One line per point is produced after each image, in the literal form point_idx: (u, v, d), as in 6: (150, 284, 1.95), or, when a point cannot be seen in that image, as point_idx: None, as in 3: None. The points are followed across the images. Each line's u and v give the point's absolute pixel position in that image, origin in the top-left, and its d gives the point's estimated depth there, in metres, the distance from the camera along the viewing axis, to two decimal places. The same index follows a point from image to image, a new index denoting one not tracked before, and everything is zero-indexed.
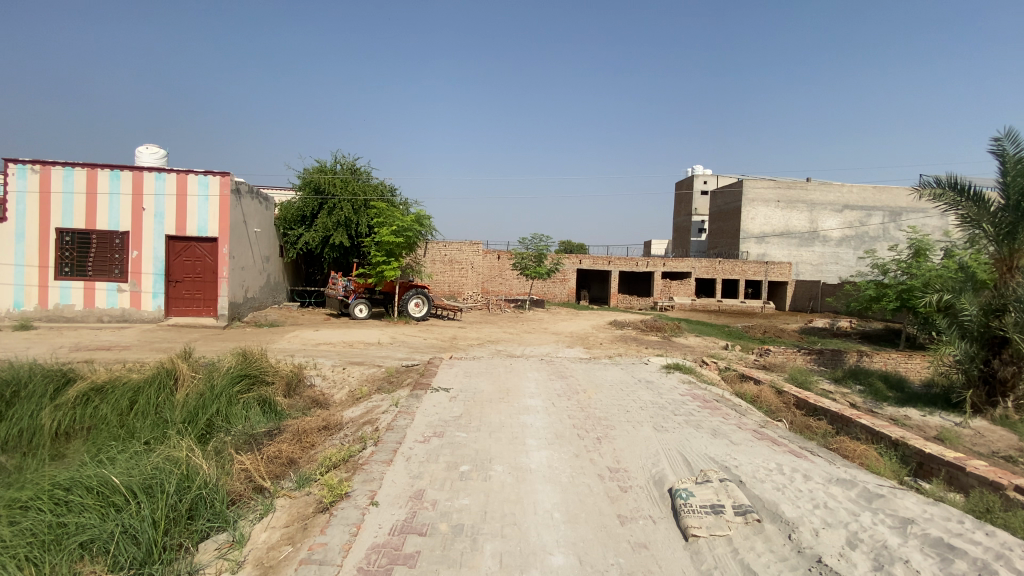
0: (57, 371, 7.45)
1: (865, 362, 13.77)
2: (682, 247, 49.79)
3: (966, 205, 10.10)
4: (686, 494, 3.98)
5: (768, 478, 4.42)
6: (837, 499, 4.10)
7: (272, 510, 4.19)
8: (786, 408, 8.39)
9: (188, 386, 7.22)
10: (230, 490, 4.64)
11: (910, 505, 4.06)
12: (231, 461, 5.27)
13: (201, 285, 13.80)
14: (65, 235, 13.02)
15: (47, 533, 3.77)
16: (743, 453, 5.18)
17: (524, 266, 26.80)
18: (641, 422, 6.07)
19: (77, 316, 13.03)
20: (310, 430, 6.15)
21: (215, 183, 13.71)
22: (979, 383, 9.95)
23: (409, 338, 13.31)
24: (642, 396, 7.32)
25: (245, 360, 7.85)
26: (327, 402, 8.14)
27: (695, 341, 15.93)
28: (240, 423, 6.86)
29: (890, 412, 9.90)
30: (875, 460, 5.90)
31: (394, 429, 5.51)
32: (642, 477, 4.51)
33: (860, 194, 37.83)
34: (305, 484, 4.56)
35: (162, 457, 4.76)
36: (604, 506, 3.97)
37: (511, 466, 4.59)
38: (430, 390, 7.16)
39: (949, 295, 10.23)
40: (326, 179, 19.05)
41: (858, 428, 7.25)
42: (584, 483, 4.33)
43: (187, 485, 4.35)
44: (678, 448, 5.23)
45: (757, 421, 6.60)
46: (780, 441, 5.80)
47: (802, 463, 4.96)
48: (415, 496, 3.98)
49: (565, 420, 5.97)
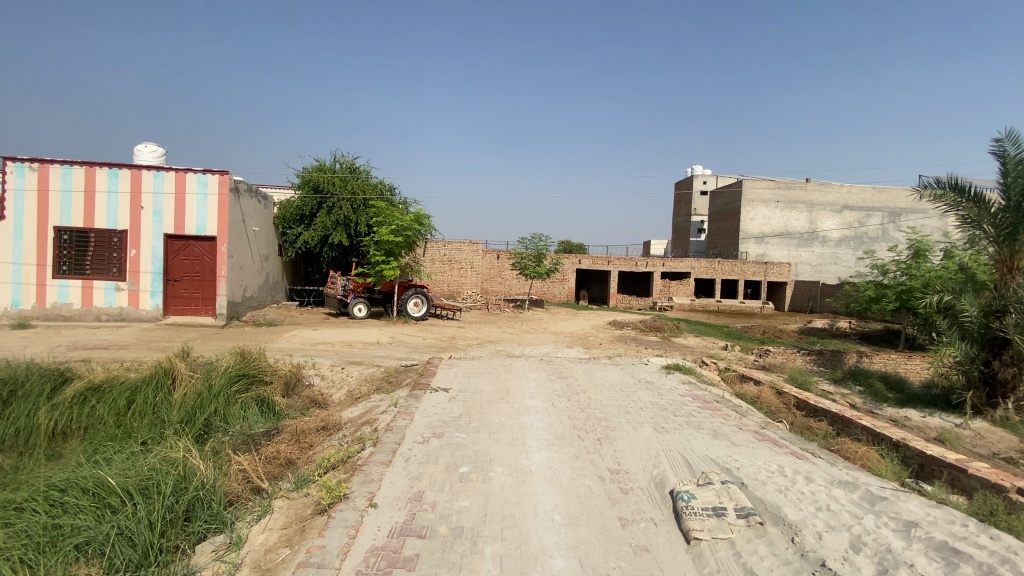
0: (54, 370, 7.40)
1: (865, 363, 13.74)
2: (682, 247, 49.77)
3: (967, 206, 10.07)
4: (688, 496, 3.94)
5: (769, 480, 4.39)
6: (840, 501, 4.07)
7: (270, 512, 4.15)
8: (786, 409, 8.35)
9: (186, 385, 7.16)
10: (228, 491, 4.60)
11: (914, 508, 4.03)
12: (229, 462, 5.22)
13: (199, 284, 13.74)
14: (63, 233, 12.96)
15: (42, 535, 3.73)
16: (744, 454, 5.15)
17: (524, 266, 26.99)
18: (642, 423, 6.03)
19: (74, 315, 12.97)
20: (308, 431, 6.11)
21: (213, 182, 13.66)
22: (979, 384, 9.91)
23: (408, 338, 13.27)
24: (642, 397, 7.29)
25: (243, 360, 7.80)
26: (325, 402, 8.09)
27: (695, 342, 15.89)
28: (238, 423, 6.81)
29: (890, 413, 9.87)
30: (877, 462, 5.88)
31: (393, 430, 5.47)
32: (643, 478, 4.48)
33: (860, 194, 37.83)
34: (303, 485, 4.52)
35: (158, 458, 4.71)
36: (605, 508, 3.93)
37: (511, 468, 4.55)
38: (429, 390, 7.12)
39: (950, 296, 10.20)
40: (325, 178, 19.00)
41: (859, 429, 7.22)
42: (584, 484, 4.29)
43: (184, 486, 4.30)
44: (679, 449, 5.19)
45: (758, 422, 6.57)
46: (782, 442, 5.77)
47: (804, 465, 4.93)
48: (414, 498, 3.94)
49: (565, 421, 5.93)
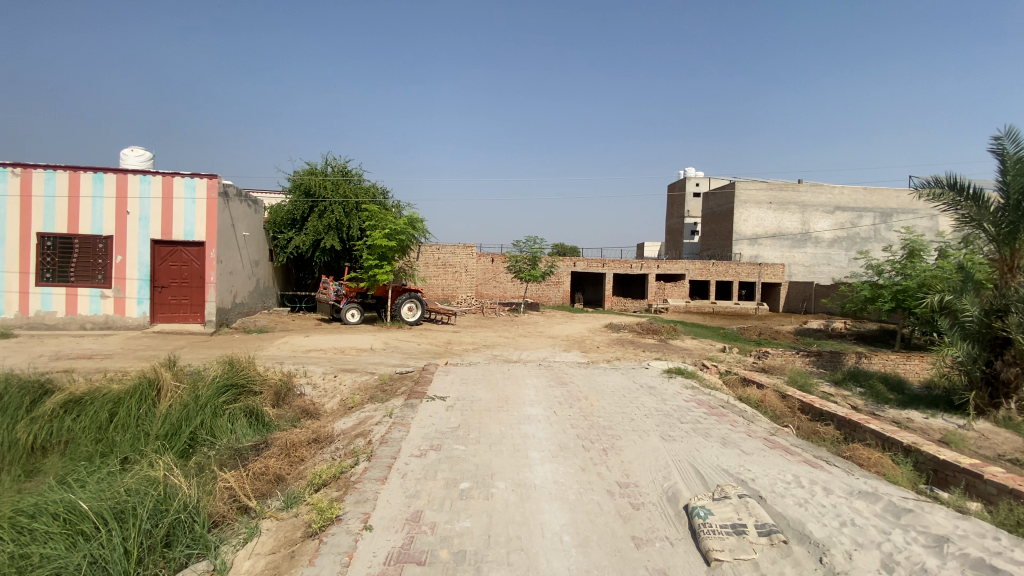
0: (35, 382, 7.13)
1: (864, 364, 13.58)
2: (676, 249, 49.71)
3: (966, 205, 9.95)
4: (705, 513, 3.69)
5: (788, 492, 4.16)
6: (864, 515, 3.85)
7: (257, 534, 3.88)
8: (791, 413, 8.13)
9: (171, 396, 6.86)
10: (212, 512, 4.32)
11: (941, 521, 3.83)
12: (214, 480, 4.94)
13: (188, 290, 13.39)
14: (46, 240, 12.56)
15: (7, 566, 3.44)
16: (757, 463, 4.91)
17: (519, 270, 24.75)
18: (648, 431, 5.80)
19: (58, 324, 12.58)
20: (299, 444, 5.82)
21: (202, 186, 13.31)
22: (981, 384, 9.76)
23: (402, 344, 13.01)
24: (646, 403, 7.05)
25: (232, 369, 7.52)
26: (317, 412, 7.77)
27: (693, 344, 15.74)
28: (225, 437, 6.49)
29: (893, 415, 9.67)
30: (891, 469, 5.65)
31: (389, 443, 5.19)
32: (654, 492, 4.23)
33: (852, 195, 37.95)
34: (293, 504, 4.26)
35: (137, 478, 4.41)
36: (616, 526, 3.68)
37: (514, 483, 4.29)
38: (425, 399, 6.83)
39: (950, 295, 10.05)
40: (316, 182, 18.72)
41: (868, 432, 7.02)
42: (593, 500, 4.05)
43: (163, 508, 3.99)
44: (688, 459, 4.96)
45: (767, 428, 6.33)
46: (793, 450, 5.54)
47: (820, 474, 4.70)
48: (412, 518, 3.68)
49: (569, 431, 5.66)
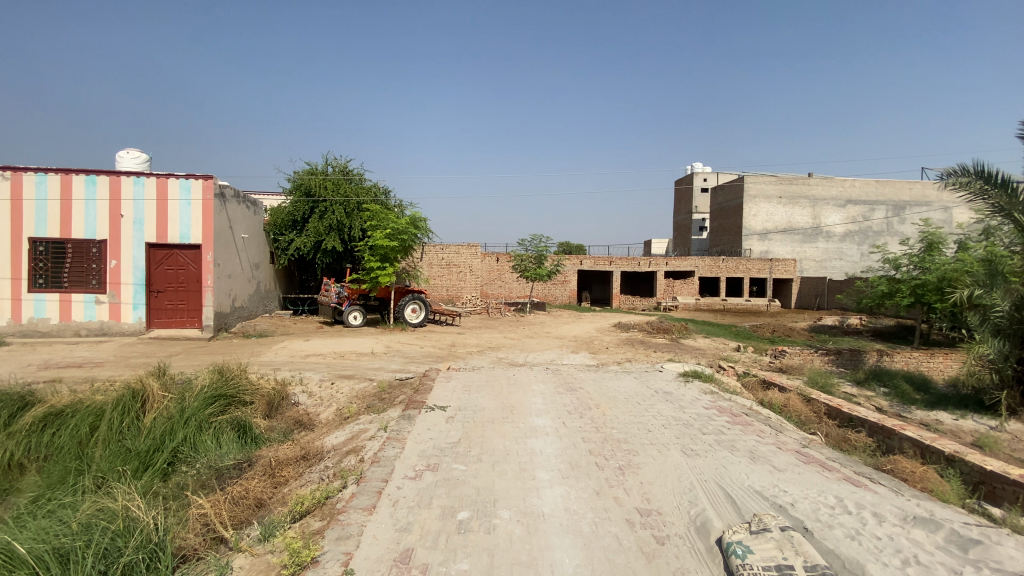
0: (14, 395, 6.68)
1: (886, 362, 12.96)
2: (683, 246, 48.98)
3: (995, 194, 9.18)
4: (743, 551, 3.15)
5: (836, 520, 3.62)
6: (927, 548, 3.32)
7: (226, 573, 3.38)
8: (818, 419, 7.53)
9: (157, 407, 6.41)
10: (182, 546, 3.82)
11: (1016, 554, 3.28)
12: (187, 506, 4.44)
13: (184, 295, 12.99)
14: (39, 245, 12.18)
15: None
16: (793, 482, 4.36)
17: (524, 269, 24.18)
18: (667, 444, 5.25)
19: (52, 330, 12.18)
20: (285, 462, 5.30)
21: (197, 187, 12.88)
22: (1014, 383, 9.10)
23: (404, 347, 12.50)
24: (663, 411, 6.49)
25: (220, 377, 7.05)
26: (311, 423, 7.24)
27: (706, 343, 15.17)
28: (208, 453, 5.98)
29: (922, 418, 9.04)
30: (938, 484, 5.08)
31: (380, 462, 4.68)
32: (680, 522, 3.70)
33: (863, 188, 37.07)
34: (269, 536, 3.74)
35: (94, 508, 3.93)
36: (639, 567, 3.16)
37: (519, 512, 3.76)
38: (425, 409, 6.31)
39: (978, 290, 9.34)
40: (317, 182, 18.28)
41: (905, 440, 6.43)
42: (610, 533, 3.52)
43: (120, 545, 3.53)
44: (715, 479, 4.41)
45: (798, 439, 5.72)
46: (830, 465, 4.96)
47: (866, 495, 4.15)
48: (401, 559, 3.16)
49: (580, 446, 5.12)
